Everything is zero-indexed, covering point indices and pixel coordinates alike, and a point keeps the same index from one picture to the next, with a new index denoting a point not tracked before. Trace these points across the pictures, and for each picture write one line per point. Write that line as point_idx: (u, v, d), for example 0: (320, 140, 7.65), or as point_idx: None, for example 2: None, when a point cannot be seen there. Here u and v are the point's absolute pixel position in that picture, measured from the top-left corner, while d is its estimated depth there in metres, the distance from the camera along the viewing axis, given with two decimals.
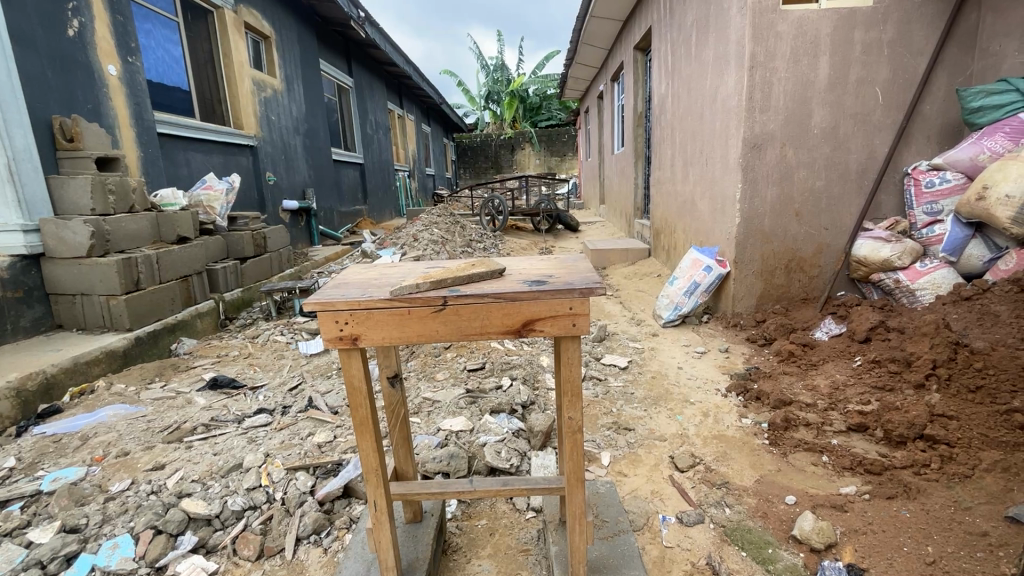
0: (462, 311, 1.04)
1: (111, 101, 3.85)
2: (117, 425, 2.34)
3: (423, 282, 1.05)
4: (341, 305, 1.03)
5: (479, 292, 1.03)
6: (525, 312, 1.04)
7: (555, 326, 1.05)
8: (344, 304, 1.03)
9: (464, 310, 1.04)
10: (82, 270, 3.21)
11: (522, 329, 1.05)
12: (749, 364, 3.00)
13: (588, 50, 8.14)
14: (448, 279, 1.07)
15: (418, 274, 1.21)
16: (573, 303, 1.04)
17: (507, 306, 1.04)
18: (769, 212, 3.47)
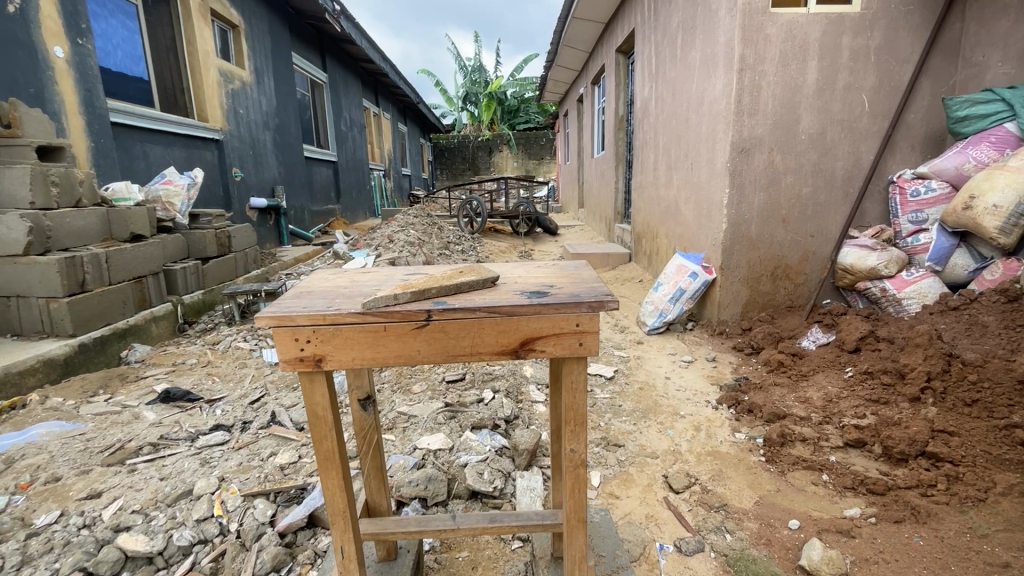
0: (448, 328, 0.87)
1: (57, 86, 3.53)
2: (49, 446, 2.08)
3: (402, 293, 0.88)
4: (302, 319, 0.86)
5: (470, 305, 0.87)
6: (524, 331, 0.89)
7: (558, 345, 0.90)
8: (305, 319, 0.86)
9: (451, 327, 0.87)
10: (18, 269, 2.92)
11: (519, 350, 0.90)
12: (737, 375, 2.91)
13: (569, 52, 8.06)
14: (431, 290, 0.91)
15: (396, 282, 1.03)
16: (580, 319, 0.89)
17: (503, 323, 0.88)
18: (756, 218, 3.40)
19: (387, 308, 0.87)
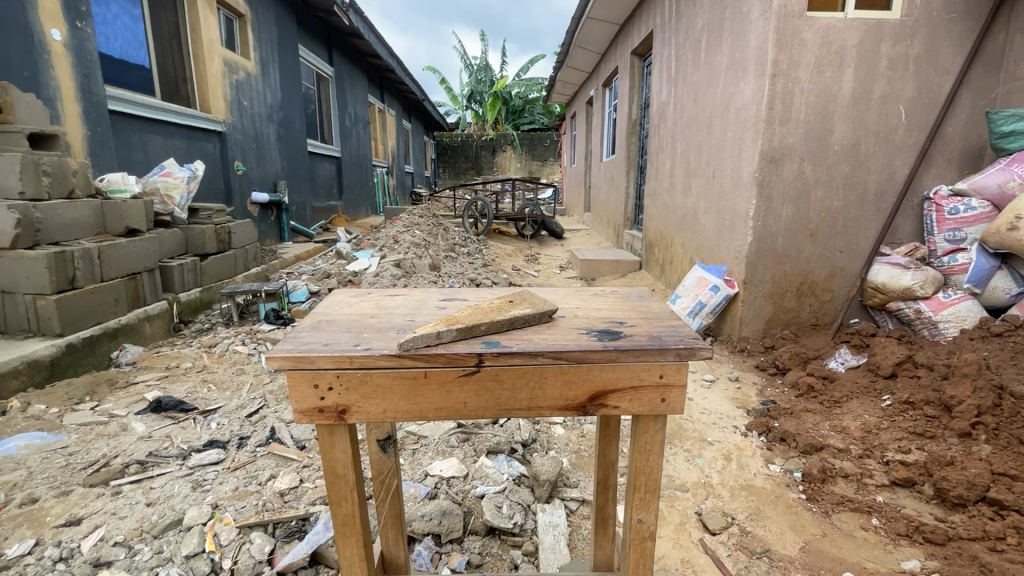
0: (501, 375, 0.92)
1: (53, 71, 3.34)
2: (27, 461, 1.91)
3: (448, 333, 0.92)
4: (325, 365, 0.89)
5: (531, 351, 0.91)
6: (594, 383, 0.95)
7: (634, 399, 0.97)
8: (329, 365, 0.89)
9: (503, 374, 0.92)
10: (4, 263, 2.75)
11: (587, 403, 0.96)
12: (764, 398, 2.75)
13: (581, 53, 7.89)
14: (479, 330, 0.95)
15: (429, 319, 1.05)
16: (665, 373, 0.95)
17: (569, 372, 0.94)
18: (783, 232, 3.24)
19: (430, 347, 0.91)
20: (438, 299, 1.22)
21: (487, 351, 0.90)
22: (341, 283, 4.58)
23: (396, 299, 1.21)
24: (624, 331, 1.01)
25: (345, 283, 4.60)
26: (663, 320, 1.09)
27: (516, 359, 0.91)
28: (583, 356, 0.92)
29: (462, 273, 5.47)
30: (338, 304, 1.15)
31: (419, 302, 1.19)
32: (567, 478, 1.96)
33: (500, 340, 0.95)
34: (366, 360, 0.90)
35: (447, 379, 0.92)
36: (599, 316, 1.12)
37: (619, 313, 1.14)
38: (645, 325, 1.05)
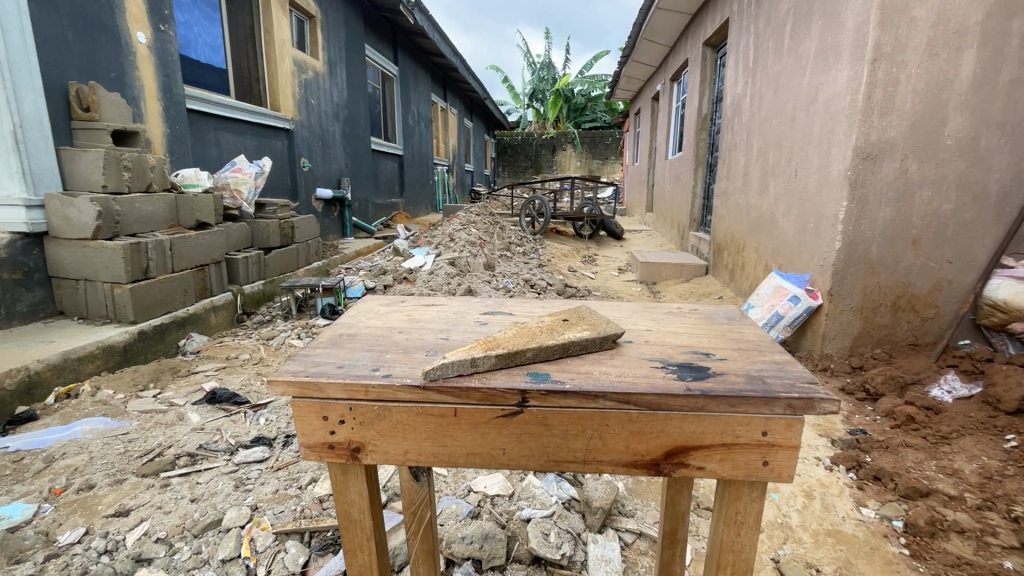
0: (549, 418, 0.84)
1: (137, 72, 3.53)
2: (90, 445, 1.98)
3: (489, 357, 0.86)
4: (336, 397, 0.86)
5: (593, 391, 0.82)
6: (672, 436, 0.84)
7: (711, 457, 0.85)
8: (340, 396, 0.86)
9: (551, 417, 0.84)
10: (86, 253, 2.90)
11: (664, 458, 0.86)
12: (852, 426, 2.41)
13: (649, 46, 7.54)
14: (520, 357, 0.88)
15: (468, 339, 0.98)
16: (767, 428, 0.83)
17: (639, 419, 0.84)
18: (878, 237, 2.86)
19: (464, 377, 0.85)
20: (478, 312, 1.18)
21: (530, 385, 0.82)
22: (396, 280, 4.59)
23: (429, 311, 1.20)
24: (723, 375, 0.86)
25: (400, 280, 4.61)
26: (747, 357, 0.95)
27: (559, 400, 0.83)
28: (642, 397, 0.81)
29: (517, 273, 5.35)
30: (361, 318, 1.15)
31: (458, 315, 1.16)
32: (622, 505, 1.77)
33: (551, 372, 0.87)
34: (384, 392, 0.84)
35: (485, 419, 0.86)
36: (698, 345, 1.00)
37: (727, 346, 1.01)
38: (731, 366, 0.90)
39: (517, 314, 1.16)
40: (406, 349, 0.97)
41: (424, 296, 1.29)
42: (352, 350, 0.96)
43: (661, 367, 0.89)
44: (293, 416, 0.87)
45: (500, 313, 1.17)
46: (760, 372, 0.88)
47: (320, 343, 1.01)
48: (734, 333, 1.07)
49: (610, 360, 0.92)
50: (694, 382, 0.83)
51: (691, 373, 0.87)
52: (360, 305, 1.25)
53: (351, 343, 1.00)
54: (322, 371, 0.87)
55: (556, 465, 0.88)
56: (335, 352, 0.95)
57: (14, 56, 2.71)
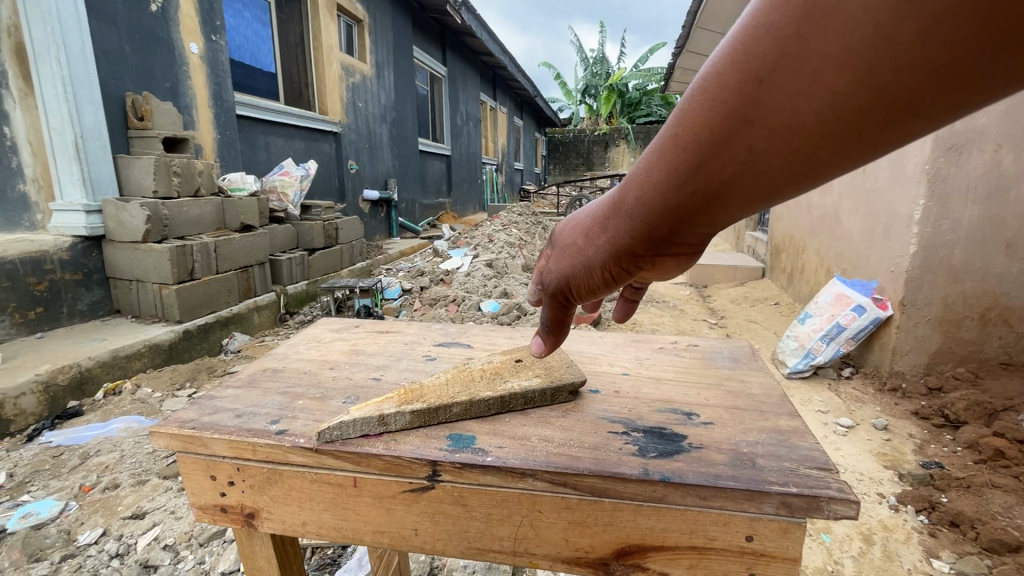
0: (466, 497, 0.78)
1: (190, 81, 3.59)
2: (123, 443, 2.05)
3: (404, 412, 0.84)
4: (224, 460, 0.85)
5: (521, 466, 0.74)
6: (621, 529, 0.74)
7: (671, 560, 0.74)
8: (227, 459, 0.85)
9: (468, 496, 0.78)
10: (137, 255, 3.01)
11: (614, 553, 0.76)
12: (925, 458, 2.10)
13: (704, 36, 7.13)
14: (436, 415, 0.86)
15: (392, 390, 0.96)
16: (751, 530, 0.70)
17: (583, 508, 0.74)
18: (963, 241, 2.49)
19: (369, 438, 0.82)
20: (431, 342, 1.29)
21: (443, 452, 0.78)
22: (433, 281, 4.60)
23: (374, 339, 1.32)
24: (703, 457, 0.75)
25: (437, 281, 4.62)
26: (734, 424, 0.85)
27: (474, 477, 0.76)
28: (585, 483, 0.72)
29: None
30: (302, 348, 1.24)
31: (409, 346, 1.26)
32: None
33: (476, 437, 0.83)
34: (272, 453, 0.82)
35: (391, 492, 0.81)
36: (678, 402, 0.94)
37: (719, 407, 0.91)
38: (709, 438, 0.81)
39: (472, 350, 1.23)
40: (319, 389, 1.00)
41: (381, 321, 1.44)
42: (266, 392, 1.00)
43: (618, 436, 0.82)
44: (181, 473, 0.88)
45: (451, 345, 1.26)
46: (742, 445, 0.78)
47: (239, 380, 1.06)
48: (736, 389, 0.98)
49: (562, 419, 0.88)
50: (653, 460, 0.75)
51: (656, 450, 0.77)
52: (305, 331, 1.38)
53: (271, 381, 1.04)
54: (220, 419, 0.89)
55: (481, 553, 0.81)
56: (244, 397, 0.97)
57: (76, 70, 2.81)
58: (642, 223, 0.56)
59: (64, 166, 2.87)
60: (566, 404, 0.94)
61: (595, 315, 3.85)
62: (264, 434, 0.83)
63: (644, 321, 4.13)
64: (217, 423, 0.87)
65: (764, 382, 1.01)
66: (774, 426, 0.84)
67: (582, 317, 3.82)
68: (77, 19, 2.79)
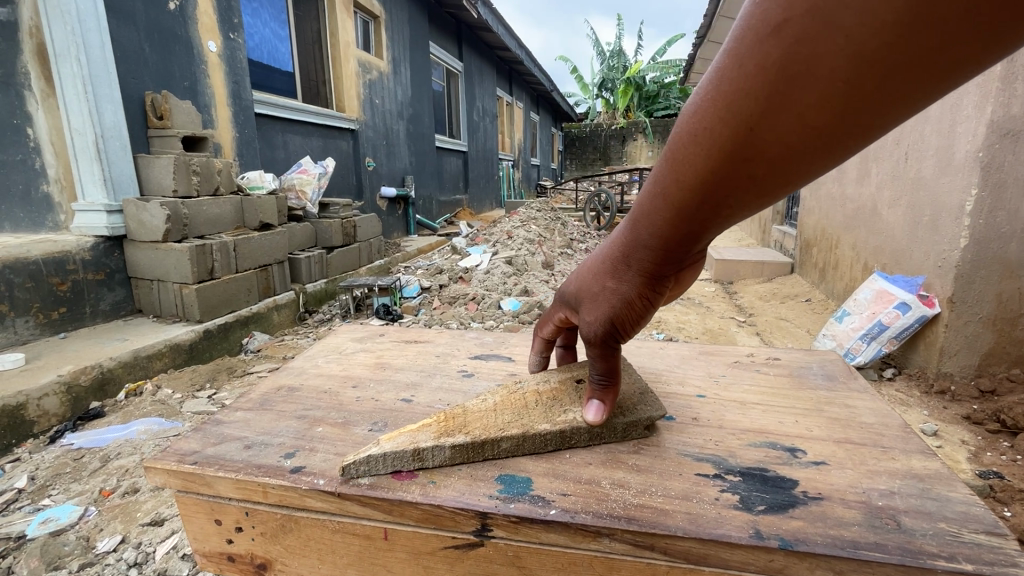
0: (521, 556, 0.73)
1: (209, 80, 3.56)
2: (142, 446, 2.05)
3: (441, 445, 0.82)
4: (230, 503, 0.83)
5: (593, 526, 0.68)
6: None
7: None
8: (232, 502, 0.83)
9: (524, 556, 0.73)
10: (158, 255, 3.00)
11: None
12: (982, 467, 1.95)
13: (726, 24, 6.88)
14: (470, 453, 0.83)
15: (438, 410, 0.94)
16: None
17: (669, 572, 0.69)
18: (1020, 234, 2.32)
19: (400, 479, 0.78)
20: (466, 354, 1.28)
21: (496, 499, 0.73)
22: (452, 279, 4.53)
23: (401, 351, 1.31)
24: (828, 512, 0.69)
25: (456, 279, 4.56)
26: (854, 465, 0.79)
27: (533, 534, 0.71)
28: (677, 546, 0.66)
29: None
30: (320, 362, 1.24)
31: (440, 359, 1.24)
32: None
33: (532, 480, 0.78)
34: (287, 495, 0.78)
35: (427, 547, 0.77)
36: (776, 433, 0.89)
37: (831, 441, 0.86)
38: (827, 485, 0.75)
39: (514, 364, 1.21)
40: (340, 414, 0.98)
41: (407, 331, 1.43)
42: (280, 417, 0.97)
43: (709, 480, 0.77)
44: (182, 513, 0.86)
45: (490, 358, 1.24)
46: (875, 497, 0.72)
47: (249, 402, 1.04)
48: (843, 416, 0.94)
49: (634, 457, 0.83)
50: (764, 515, 0.69)
51: (764, 502, 0.71)
52: (327, 342, 1.37)
53: (286, 404, 1.02)
54: (226, 451, 0.87)
55: None
56: (255, 423, 0.96)
57: (96, 69, 2.79)
58: (666, 247, 0.75)
59: (84, 166, 2.86)
60: (652, 435, 0.89)
61: None
62: (277, 473, 0.80)
63: (668, 319, 4.01)
64: (223, 456, 0.85)
65: (874, 410, 0.96)
66: (907, 468, 0.78)
67: None
68: (97, 17, 2.78)
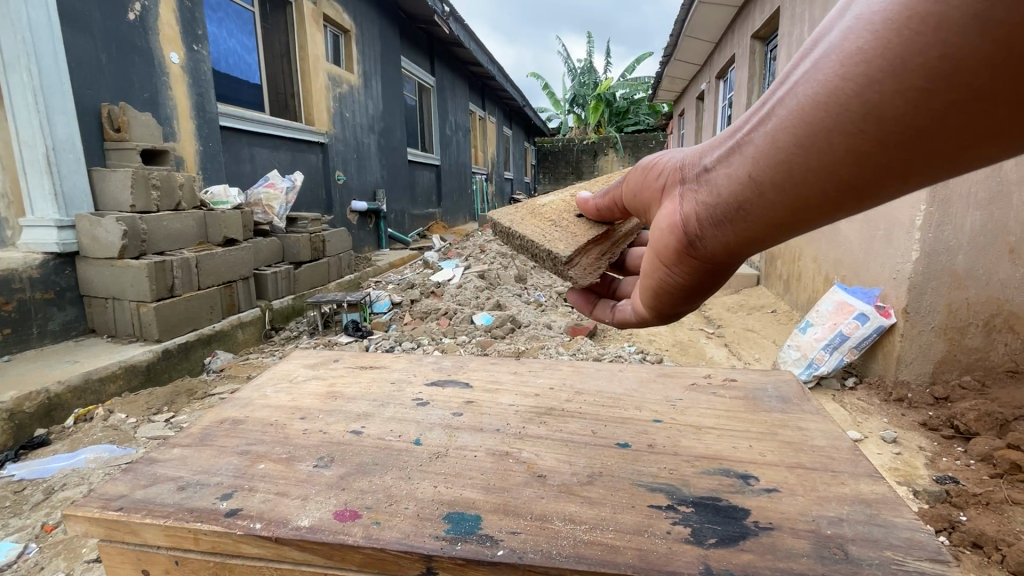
0: None
1: (171, 92, 3.47)
2: (91, 476, 1.97)
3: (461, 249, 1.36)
4: (157, 551, 0.79)
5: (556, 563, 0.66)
6: None
7: None
8: (160, 551, 0.79)
9: None
10: (114, 272, 2.87)
11: None
12: (938, 472, 2.02)
13: (692, 45, 7.11)
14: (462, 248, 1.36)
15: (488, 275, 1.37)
16: None
17: None
18: (963, 247, 2.44)
19: (343, 521, 0.74)
20: (423, 381, 1.25)
21: (442, 541, 0.70)
22: (423, 294, 4.49)
23: (356, 378, 1.27)
24: (779, 544, 0.69)
25: (428, 294, 4.53)
26: (806, 492, 0.80)
27: None
28: None
29: (550, 285, 5.18)
30: (269, 392, 1.19)
31: (396, 387, 1.21)
32: None
33: (481, 518, 0.74)
34: (218, 542, 0.75)
35: None
36: (731, 459, 0.90)
37: (785, 466, 0.87)
38: (779, 514, 0.75)
39: (471, 391, 1.19)
40: (284, 448, 0.94)
41: (363, 356, 1.40)
42: (220, 453, 0.93)
43: (663, 512, 0.76)
44: (104, 562, 0.81)
45: (447, 385, 1.22)
46: (824, 525, 0.73)
47: (188, 438, 1.00)
48: (797, 440, 0.95)
49: (588, 488, 0.81)
50: (715, 550, 0.68)
51: (717, 534, 0.71)
52: (277, 370, 1.33)
53: (227, 439, 0.98)
54: (156, 494, 0.82)
55: None
56: (192, 461, 0.91)
57: (48, 79, 2.68)
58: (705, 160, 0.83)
59: (34, 179, 2.73)
60: (604, 464, 0.88)
61: (590, 326, 3.78)
62: (210, 517, 0.76)
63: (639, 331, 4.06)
64: (152, 500, 0.80)
65: (826, 432, 0.98)
66: (857, 493, 0.79)
67: (576, 328, 3.77)
68: (50, 27, 2.68)
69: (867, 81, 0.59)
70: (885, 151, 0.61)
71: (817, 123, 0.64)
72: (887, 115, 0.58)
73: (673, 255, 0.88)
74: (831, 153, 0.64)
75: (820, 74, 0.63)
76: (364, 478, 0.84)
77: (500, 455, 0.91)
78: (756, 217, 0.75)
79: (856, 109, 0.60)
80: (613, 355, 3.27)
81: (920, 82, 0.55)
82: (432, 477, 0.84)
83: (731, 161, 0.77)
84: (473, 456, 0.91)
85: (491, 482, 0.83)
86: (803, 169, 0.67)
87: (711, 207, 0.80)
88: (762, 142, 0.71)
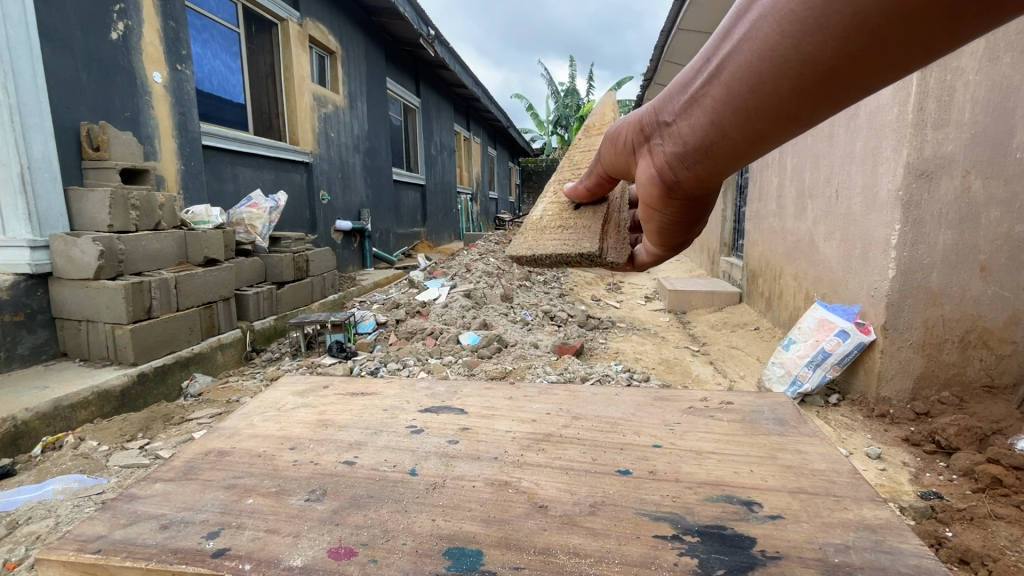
0: None
1: (152, 110, 3.42)
2: (58, 508, 1.88)
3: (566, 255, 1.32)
4: None
5: None
6: None
7: None
8: None
9: None
10: (89, 294, 2.79)
11: None
12: (923, 488, 2.03)
13: (671, 69, 7.29)
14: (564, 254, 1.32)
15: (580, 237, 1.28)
16: None
17: None
18: (939, 265, 2.51)
19: (339, 558, 0.72)
20: (416, 407, 1.23)
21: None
22: (408, 314, 4.47)
23: (346, 405, 1.24)
24: (785, 573, 0.69)
25: (413, 313, 4.50)
26: (809, 518, 0.80)
27: None
28: None
29: (536, 304, 5.19)
30: (257, 422, 1.15)
31: (388, 414, 1.19)
32: None
33: (483, 553, 0.72)
34: None
35: None
36: (731, 484, 0.89)
37: (785, 491, 0.87)
38: (784, 542, 0.75)
39: (466, 417, 1.17)
40: (274, 481, 0.91)
41: (353, 382, 1.37)
42: (206, 488, 0.90)
43: (668, 542, 0.75)
44: None
45: (441, 411, 1.20)
46: (831, 553, 0.72)
47: (171, 471, 0.96)
48: (795, 464, 0.96)
49: (591, 519, 0.80)
50: None
51: (722, 564, 0.70)
52: (264, 398, 1.29)
53: (213, 472, 0.95)
54: (138, 534, 0.78)
55: None
56: (177, 496, 0.88)
57: (25, 97, 2.62)
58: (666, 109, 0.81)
59: (6, 199, 2.65)
60: (606, 491, 0.87)
61: (576, 345, 3.79)
62: (196, 558, 0.72)
63: (625, 349, 4.07)
64: (134, 541, 0.77)
65: (824, 455, 0.98)
66: (860, 519, 0.79)
67: (563, 346, 3.77)
68: (29, 46, 2.64)
69: (796, 40, 0.56)
70: (805, 85, 0.59)
71: (761, 75, 0.61)
72: (821, 62, 0.55)
73: (656, 199, 0.91)
74: (776, 102, 0.62)
75: (757, 31, 0.60)
76: (359, 513, 0.82)
77: (500, 484, 0.89)
78: (724, 156, 0.75)
79: (788, 59, 0.58)
80: (600, 374, 3.27)
81: (844, 33, 0.52)
82: (431, 510, 0.82)
83: (690, 111, 0.76)
84: (472, 486, 0.89)
85: (492, 513, 0.81)
86: (756, 112, 0.65)
87: (680, 152, 0.80)
88: (716, 96, 0.69)
